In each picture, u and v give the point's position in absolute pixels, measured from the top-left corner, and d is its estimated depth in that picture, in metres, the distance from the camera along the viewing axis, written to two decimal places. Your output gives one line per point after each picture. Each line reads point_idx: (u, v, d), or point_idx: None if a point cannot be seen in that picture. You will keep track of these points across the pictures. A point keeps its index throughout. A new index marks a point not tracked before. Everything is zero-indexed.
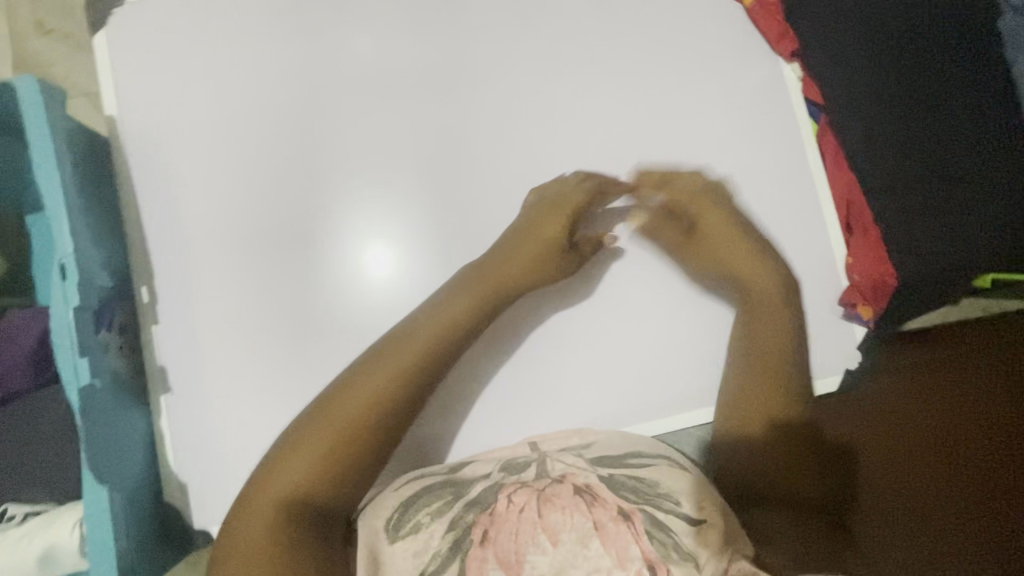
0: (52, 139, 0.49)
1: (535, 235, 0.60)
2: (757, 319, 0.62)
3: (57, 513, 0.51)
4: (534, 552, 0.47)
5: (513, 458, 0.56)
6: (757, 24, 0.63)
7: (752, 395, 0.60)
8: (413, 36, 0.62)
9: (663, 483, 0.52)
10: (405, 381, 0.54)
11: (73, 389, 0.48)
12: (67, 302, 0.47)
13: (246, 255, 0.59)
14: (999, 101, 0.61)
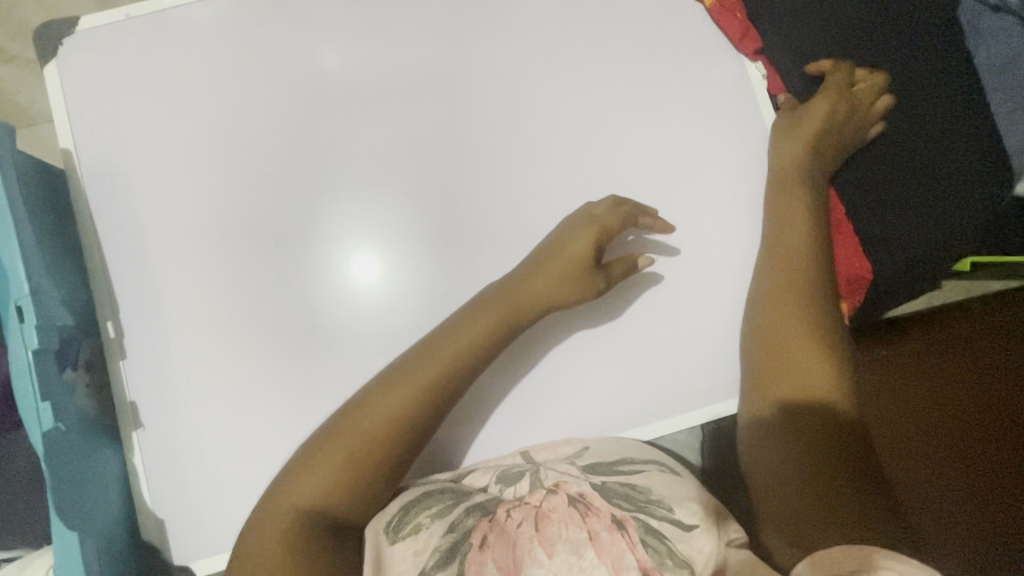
0: (1, 179, 0.48)
1: (561, 261, 0.56)
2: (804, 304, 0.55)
3: (30, 560, 0.50)
4: (532, 565, 0.47)
5: (507, 467, 0.55)
6: (717, 24, 0.62)
7: (791, 366, 0.53)
8: (371, 50, 0.61)
9: (656, 490, 0.52)
10: (428, 406, 0.52)
11: (37, 435, 0.46)
12: (26, 344, 0.46)
13: (227, 278, 0.58)
14: (965, 88, 0.61)
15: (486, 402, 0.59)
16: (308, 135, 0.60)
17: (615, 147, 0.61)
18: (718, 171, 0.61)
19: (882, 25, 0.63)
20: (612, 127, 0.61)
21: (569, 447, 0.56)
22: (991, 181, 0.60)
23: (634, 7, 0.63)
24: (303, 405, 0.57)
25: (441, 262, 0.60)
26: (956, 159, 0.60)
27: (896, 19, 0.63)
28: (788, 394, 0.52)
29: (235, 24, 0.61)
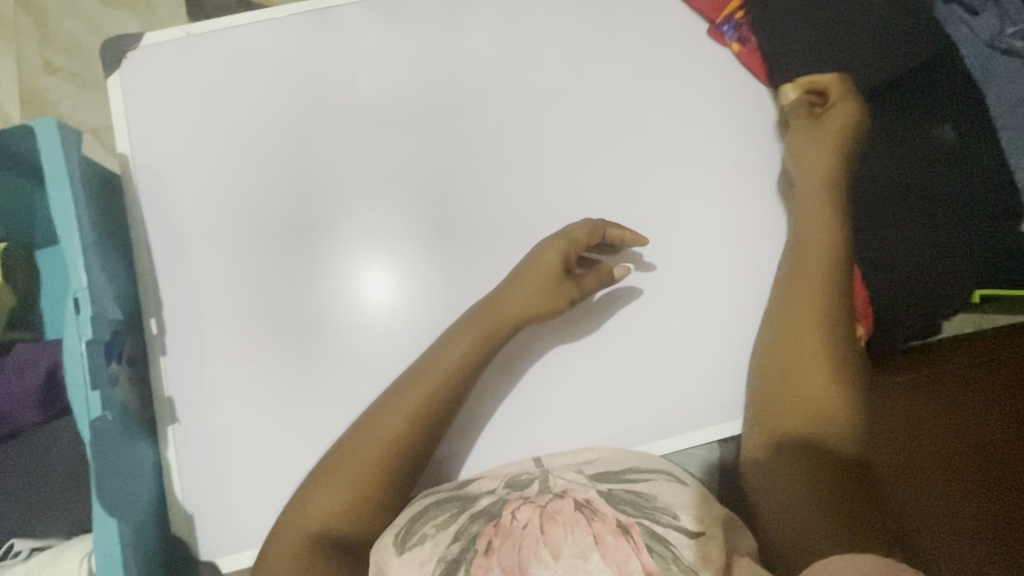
0: (68, 178, 0.51)
1: (530, 284, 0.58)
2: (793, 326, 0.56)
3: (63, 549, 0.51)
4: (536, 569, 0.44)
5: (516, 475, 0.56)
6: (746, 67, 0.66)
7: (791, 391, 0.54)
8: (411, 73, 0.65)
9: (660, 498, 0.50)
10: (416, 423, 0.54)
11: (84, 422, 0.48)
12: (80, 334, 0.48)
13: (254, 281, 0.61)
14: (976, 126, 0.63)
15: (486, 412, 0.61)
16: (348, 152, 0.64)
17: (640, 170, 0.64)
18: (739, 196, 0.64)
19: (896, 62, 0.63)
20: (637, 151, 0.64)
21: (581, 456, 0.57)
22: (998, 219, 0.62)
23: (660, 41, 0.66)
24: (334, 407, 0.58)
25: (469, 275, 0.62)
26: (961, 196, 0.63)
27: (913, 57, 0.63)
28: (786, 418, 0.53)
29: (284, 44, 0.65)
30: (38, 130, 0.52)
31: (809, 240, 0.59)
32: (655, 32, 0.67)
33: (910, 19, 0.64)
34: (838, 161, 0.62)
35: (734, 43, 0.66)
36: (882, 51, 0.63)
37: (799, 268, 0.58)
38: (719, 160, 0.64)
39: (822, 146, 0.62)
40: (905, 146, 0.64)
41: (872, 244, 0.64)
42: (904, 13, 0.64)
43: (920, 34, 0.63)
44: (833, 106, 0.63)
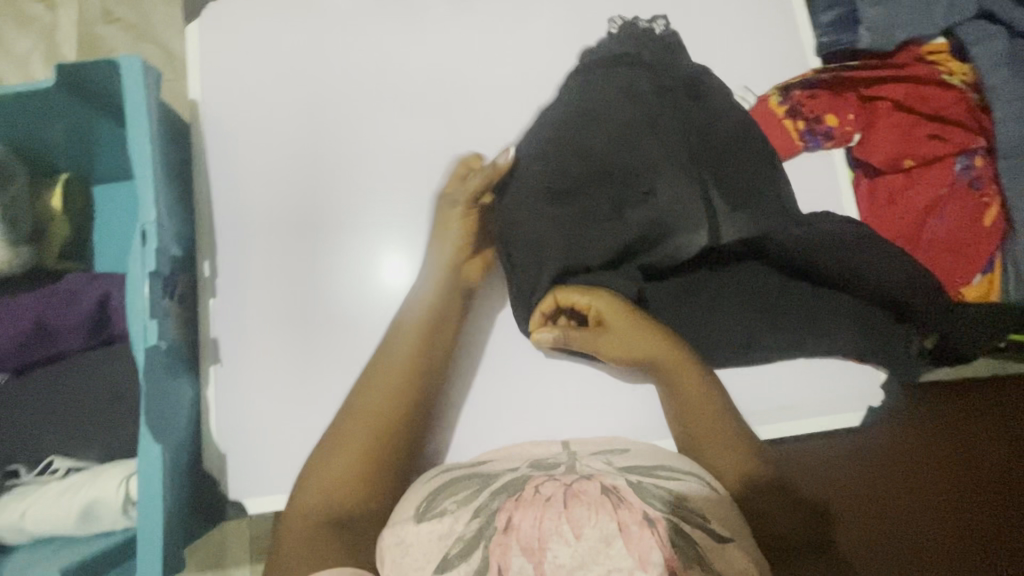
0: (147, 114, 0.53)
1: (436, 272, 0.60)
2: (676, 391, 0.57)
3: (102, 470, 0.52)
4: (556, 543, 0.42)
5: (541, 458, 0.54)
6: (817, 105, 0.64)
7: (701, 420, 0.56)
8: (479, 52, 0.66)
9: (691, 498, 0.48)
10: (400, 403, 0.56)
11: (140, 348, 0.49)
12: (145, 265, 0.50)
13: (279, 255, 0.61)
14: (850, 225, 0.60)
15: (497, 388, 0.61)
16: (377, 121, 0.65)
17: None
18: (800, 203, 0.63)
19: (668, 242, 0.58)
20: None
21: (607, 447, 0.55)
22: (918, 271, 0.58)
23: (735, 40, 0.66)
24: (318, 377, 0.59)
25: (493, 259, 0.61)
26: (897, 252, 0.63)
27: (660, 254, 0.58)
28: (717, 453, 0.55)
29: (358, 11, 0.67)
30: (125, 66, 0.53)
31: (691, 407, 0.56)
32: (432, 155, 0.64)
33: (687, 203, 0.57)
34: (665, 356, 0.56)
35: (797, 90, 0.64)
36: (645, 248, 0.59)
37: (692, 422, 0.56)
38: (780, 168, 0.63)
39: (634, 346, 0.56)
40: (693, 321, 0.61)
41: (822, 345, 0.59)
42: (662, 199, 0.57)
43: (695, 218, 0.57)
44: (607, 314, 0.56)
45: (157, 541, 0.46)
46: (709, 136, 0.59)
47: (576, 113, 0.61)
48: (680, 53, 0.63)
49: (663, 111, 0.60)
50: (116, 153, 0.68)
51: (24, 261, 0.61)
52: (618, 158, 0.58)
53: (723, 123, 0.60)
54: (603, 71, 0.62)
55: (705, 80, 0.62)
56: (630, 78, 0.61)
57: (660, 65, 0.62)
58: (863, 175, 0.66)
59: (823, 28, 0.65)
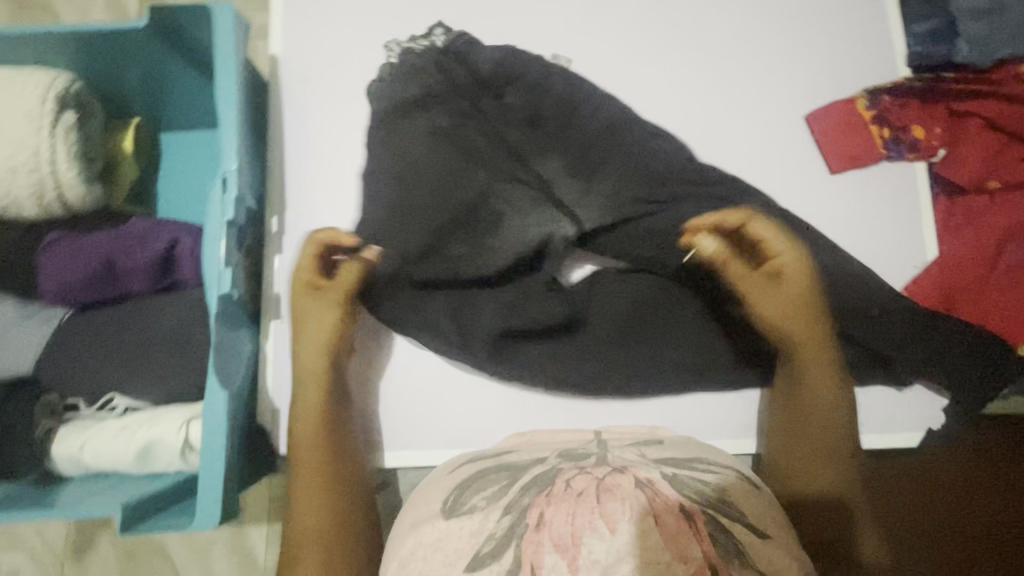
0: (235, 62, 0.52)
1: (306, 365, 0.54)
2: (810, 368, 0.53)
3: (161, 413, 0.53)
4: (590, 539, 0.40)
5: (571, 448, 0.50)
6: (903, 119, 0.61)
7: (812, 411, 0.53)
8: (564, 25, 0.64)
9: (731, 492, 0.45)
10: (328, 477, 0.52)
11: (214, 296, 0.49)
12: (223, 213, 0.50)
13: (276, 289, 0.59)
14: (881, 258, 0.61)
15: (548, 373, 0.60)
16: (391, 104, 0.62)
17: (775, 169, 0.62)
18: (880, 215, 0.61)
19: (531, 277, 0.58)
20: (777, 147, 0.62)
21: (643, 441, 0.52)
22: (852, 321, 0.56)
23: (828, 38, 0.64)
24: None
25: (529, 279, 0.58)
26: (962, 284, 0.60)
27: (527, 318, 0.56)
28: (812, 448, 0.52)
29: None
30: (218, 13, 0.53)
31: (812, 393, 0.53)
32: (344, 132, 0.62)
33: (538, 222, 0.56)
34: (813, 337, 0.53)
35: (885, 97, 0.62)
36: (516, 274, 0.58)
37: (797, 405, 0.54)
38: (860, 176, 0.62)
39: (793, 305, 0.53)
40: (614, 358, 0.58)
41: (862, 380, 0.58)
42: (519, 228, 0.56)
43: (552, 214, 0.56)
44: (789, 267, 0.52)
45: (218, 486, 0.47)
46: (554, 159, 0.57)
47: (399, 155, 0.56)
48: (478, 49, 0.57)
49: (478, 135, 0.57)
50: (185, 101, 0.68)
51: (96, 201, 0.60)
52: (446, 200, 0.55)
53: (555, 127, 0.57)
54: (400, 77, 0.57)
55: (522, 67, 0.57)
56: (447, 86, 0.57)
57: (487, 83, 0.57)
58: (942, 191, 0.64)
59: (917, 38, 0.63)
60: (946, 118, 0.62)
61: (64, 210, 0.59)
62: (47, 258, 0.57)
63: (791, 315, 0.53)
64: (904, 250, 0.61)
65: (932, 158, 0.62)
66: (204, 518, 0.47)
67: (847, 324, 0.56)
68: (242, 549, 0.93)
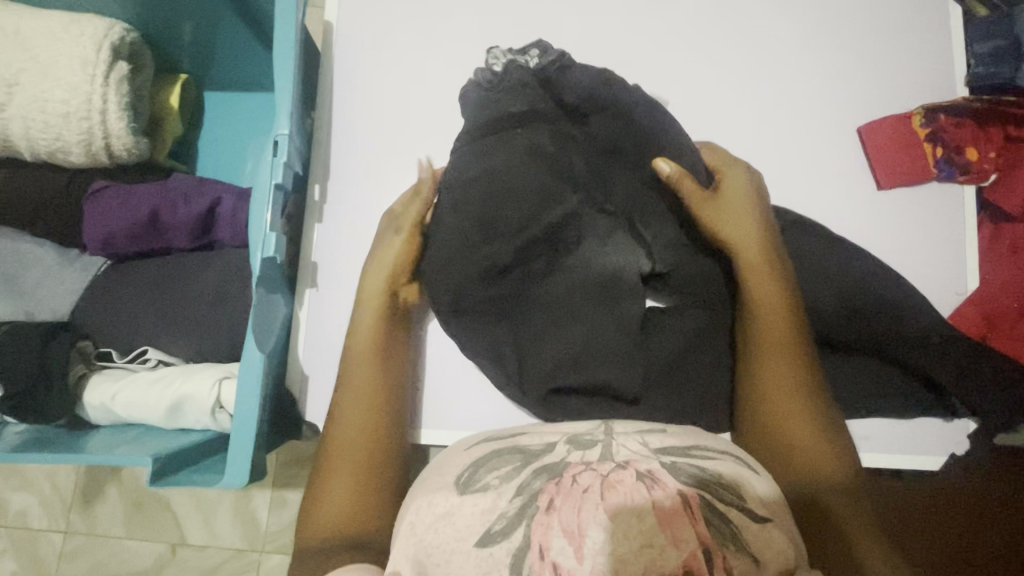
0: (293, 23, 0.52)
1: (364, 325, 0.55)
2: (753, 275, 0.53)
3: (196, 370, 0.53)
4: (595, 532, 0.37)
5: (580, 432, 0.45)
6: (960, 138, 0.60)
7: (761, 315, 0.52)
8: (622, 14, 0.63)
9: (729, 477, 0.41)
10: (375, 421, 0.52)
11: (257, 257, 0.49)
12: (272, 176, 0.50)
13: (326, 285, 0.59)
14: (930, 282, 0.60)
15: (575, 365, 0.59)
16: (445, 82, 0.62)
17: (823, 179, 0.61)
18: (926, 235, 0.60)
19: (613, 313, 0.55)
20: (827, 157, 0.61)
21: (644, 426, 0.46)
22: (906, 344, 0.55)
23: (892, 51, 0.62)
24: None
25: (599, 313, 0.55)
26: (1006, 312, 0.59)
27: (603, 372, 0.53)
28: (761, 361, 0.51)
29: None
30: None
31: (758, 299, 0.52)
32: (393, 104, 0.62)
33: (612, 252, 0.56)
34: (759, 240, 0.54)
35: (941, 115, 0.61)
36: (591, 311, 0.55)
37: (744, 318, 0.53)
38: (908, 194, 0.61)
39: (739, 216, 0.54)
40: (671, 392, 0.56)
41: (891, 406, 0.57)
42: (602, 257, 0.56)
43: (630, 249, 0.56)
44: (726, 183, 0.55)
45: (246, 444, 0.48)
46: (616, 188, 0.56)
47: (503, 172, 0.52)
48: (573, 73, 0.53)
49: (571, 155, 0.54)
50: (235, 61, 0.67)
51: (140, 154, 0.60)
52: (536, 220, 0.53)
53: (630, 158, 0.55)
54: (493, 94, 0.53)
55: (603, 83, 0.54)
56: (542, 88, 0.54)
57: (573, 112, 0.55)
58: (987, 217, 0.63)
59: (979, 58, 0.62)
60: (1003, 142, 0.61)
61: (109, 160, 0.60)
62: (91, 208, 0.58)
63: (739, 219, 0.54)
64: (948, 270, 0.60)
65: (985, 181, 0.61)
66: (233, 476, 0.47)
67: (889, 346, 0.56)
68: (245, 511, 0.94)
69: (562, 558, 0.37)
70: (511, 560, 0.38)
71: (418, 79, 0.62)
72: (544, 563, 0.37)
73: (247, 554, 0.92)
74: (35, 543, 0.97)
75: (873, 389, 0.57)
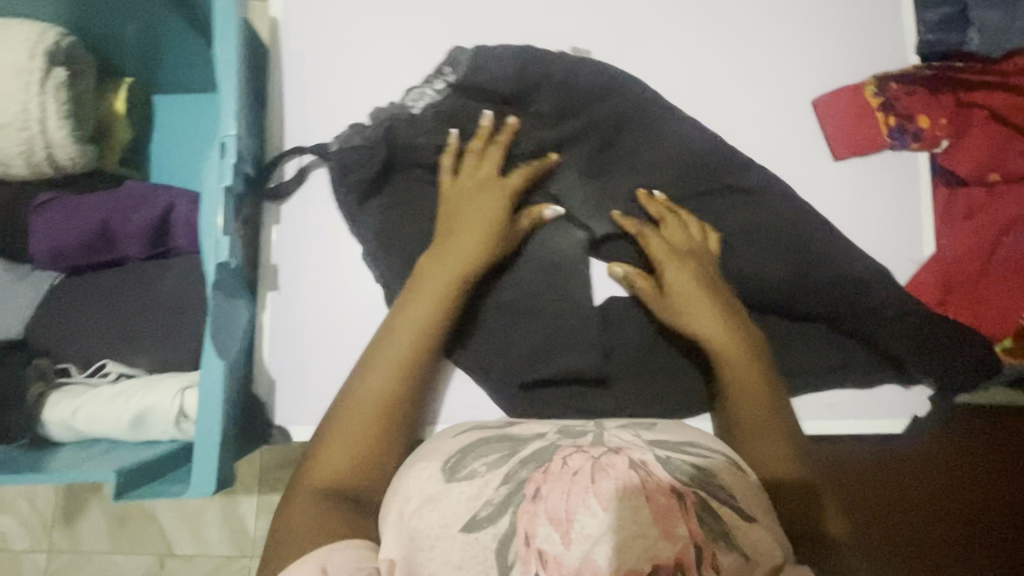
0: (234, 19, 0.50)
1: (434, 274, 0.51)
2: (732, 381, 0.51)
3: (158, 379, 0.53)
4: (583, 517, 0.37)
5: (569, 425, 0.47)
6: (909, 105, 0.61)
7: (746, 412, 0.50)
8: None
9: (721, 476, 0.42)
10: (415, 376, 0.49)
11: (210, 263, 0.48)
12: (221, 178, 0.49)
13: (288, 289, 0.58)
14: (889, 248, 0.61)
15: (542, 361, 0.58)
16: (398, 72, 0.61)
17: (782, 153, 0.61)
18: (883, 205, 0.61)
19: (559, 291, 0.57)
20: (783, 131, 0.61)
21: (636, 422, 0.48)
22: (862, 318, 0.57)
23: (842, 21, 0.63)
24: (319, 336, 0.57)
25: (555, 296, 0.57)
26: (960, 276, 0.61)
27: (565, 357, 0.56)
28: (765, 443, 0.48)
29: None
30: None
31: (736, 393, 0.50)
32: (345, 97, 0.60)
33: (551, 239, 0.58)
34: (734, 329, 0.52)
35: (893, 84, 0.61)
36: (543, 288, 0.57)
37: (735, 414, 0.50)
38: (864, 163, 0.61)
39: (704, 317, 0.52)
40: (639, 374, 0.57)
41: (857, 375, 0.58)
42: (546, 241, 0.58)
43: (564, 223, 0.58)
44: (671, 279, 0.54)
45: (211, 455, 0.47)
46: (576, 159, 0.58)
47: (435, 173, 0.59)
48: (489, 70, 0.57)
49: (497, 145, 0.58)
50: (181, 62, 0.65)
51: (87, 163, 0.59)
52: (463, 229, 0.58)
53: (586, 119, 0.58)
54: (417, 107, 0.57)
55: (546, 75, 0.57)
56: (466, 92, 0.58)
57: (513, 101, 0.58)
58: (942, 180, 0.64)
59: (929, 25, 0.62)
60: (952, 108, 0.63)
61: (54, 170, 0.58)
62: (40, 218, 0.56)
63: (709, 325, 0.52)
64: (906, 238, 0.61)
65: (936, 149, 0.62)
66: (201, 486, 0.47)
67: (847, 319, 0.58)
68: (232, 516, 0.93)
69: (548, 545, 0.37)
70: (497, 545, 0.38)
71: (369, 71, 0.61)
72: (530, 550, 0.37)
73: (236, 560, 0.92)
74: (18, 564, 0.95)
75: (837, 359, 0.58)
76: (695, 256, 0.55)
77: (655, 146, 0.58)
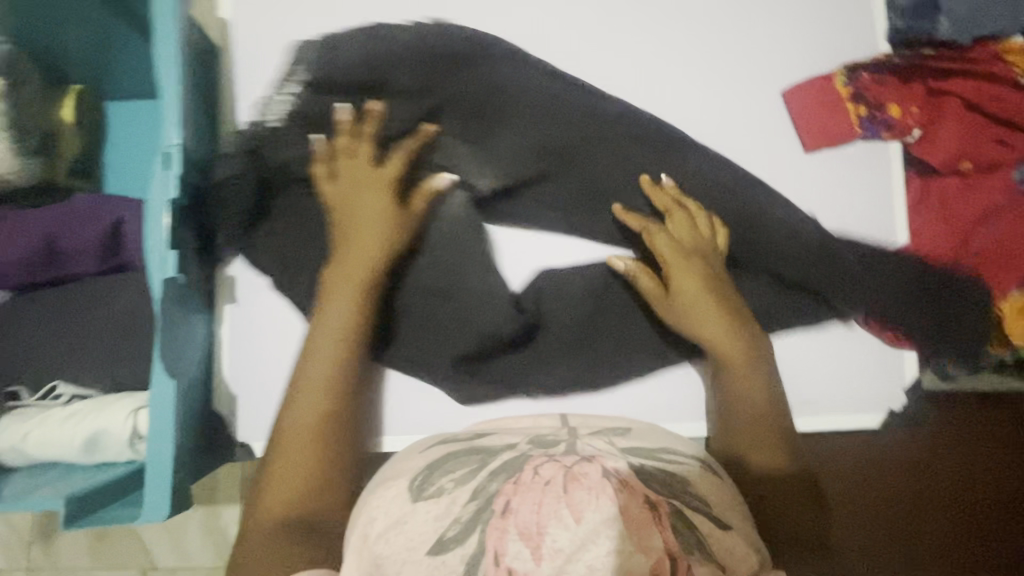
0: (176, 21, 0.48)
1: (342, 286, 0.51)
2: (732, 383, 0.52)
3: (111, 400, 0.51)
4: (556, 531, 0.35)
5: (541, 432, 0.44)
6: (879, 95, 0.60)
7: (743, 411, 0.51)
8: None
9: (695, 483, 0.41)
10: (338, 391, 0.49)
11: (156, 279, 0.46)
12: (166, 189, 0.47)
13: (246, 300, 0.56)
14: (862, 241, 0.60)
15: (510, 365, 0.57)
16: None
17: (753, 146, 0.60)
18: (854, 197, 0.60)
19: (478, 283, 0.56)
20: (753, 124, 0.60)
21: (610, 427, 0.46)
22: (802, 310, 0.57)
23: (812, 10, 0.61)
24: (279, 349, 0.56)
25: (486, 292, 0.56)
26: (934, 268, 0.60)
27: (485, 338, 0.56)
28: (756, 448, 0.50)
29: None
30: None
31: (736, 393, 0.52)
32: None
33: (464, 227, 0.57)
34: (734, 329, 0.52)
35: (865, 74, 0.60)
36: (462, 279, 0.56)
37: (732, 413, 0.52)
38: (834, 155, 0.60)
39: (708, 316, 0.52)
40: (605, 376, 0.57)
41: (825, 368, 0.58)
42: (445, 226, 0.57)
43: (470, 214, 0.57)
44: (675, 274, 0.53)
45: (163, 478, 0.45)
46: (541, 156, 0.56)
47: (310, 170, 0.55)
48: (337, 62, 0.55)
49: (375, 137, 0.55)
50: (130, 66, 0.62)
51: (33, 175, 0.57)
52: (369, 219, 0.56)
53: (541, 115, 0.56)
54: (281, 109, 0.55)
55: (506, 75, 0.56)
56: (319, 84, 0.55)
57: (373, 86, 0.55)
58: (917, 172, 0.62)
59: (899, 13, 0.61)
60: (923, 95, 0.61)
61: None
62: None
63: (712, 325, 0.52)
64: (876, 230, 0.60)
65: (907, 137, 0.61)
66: (157, 510, 0.45)
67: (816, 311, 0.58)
68: (212, 527, 0.91)
69: (518, 563, 0.34)
70: (465, 567, 0.35)
71: None
72: (499, 570, 0.35)
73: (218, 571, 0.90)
74: None
75: (802, 352, 0.59)
76: (702, 251, 0.54)
77: (626, 144, 0.57)
